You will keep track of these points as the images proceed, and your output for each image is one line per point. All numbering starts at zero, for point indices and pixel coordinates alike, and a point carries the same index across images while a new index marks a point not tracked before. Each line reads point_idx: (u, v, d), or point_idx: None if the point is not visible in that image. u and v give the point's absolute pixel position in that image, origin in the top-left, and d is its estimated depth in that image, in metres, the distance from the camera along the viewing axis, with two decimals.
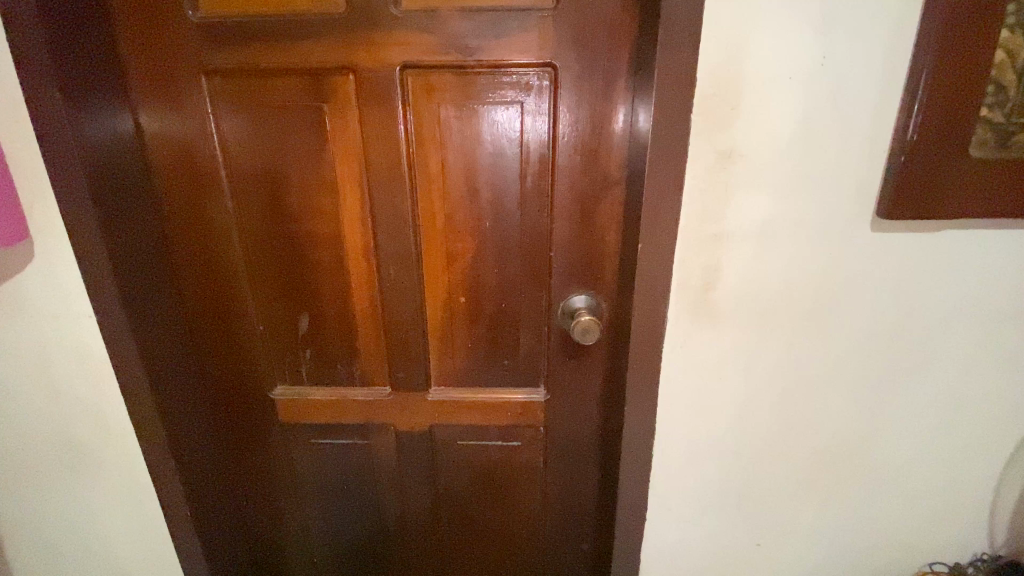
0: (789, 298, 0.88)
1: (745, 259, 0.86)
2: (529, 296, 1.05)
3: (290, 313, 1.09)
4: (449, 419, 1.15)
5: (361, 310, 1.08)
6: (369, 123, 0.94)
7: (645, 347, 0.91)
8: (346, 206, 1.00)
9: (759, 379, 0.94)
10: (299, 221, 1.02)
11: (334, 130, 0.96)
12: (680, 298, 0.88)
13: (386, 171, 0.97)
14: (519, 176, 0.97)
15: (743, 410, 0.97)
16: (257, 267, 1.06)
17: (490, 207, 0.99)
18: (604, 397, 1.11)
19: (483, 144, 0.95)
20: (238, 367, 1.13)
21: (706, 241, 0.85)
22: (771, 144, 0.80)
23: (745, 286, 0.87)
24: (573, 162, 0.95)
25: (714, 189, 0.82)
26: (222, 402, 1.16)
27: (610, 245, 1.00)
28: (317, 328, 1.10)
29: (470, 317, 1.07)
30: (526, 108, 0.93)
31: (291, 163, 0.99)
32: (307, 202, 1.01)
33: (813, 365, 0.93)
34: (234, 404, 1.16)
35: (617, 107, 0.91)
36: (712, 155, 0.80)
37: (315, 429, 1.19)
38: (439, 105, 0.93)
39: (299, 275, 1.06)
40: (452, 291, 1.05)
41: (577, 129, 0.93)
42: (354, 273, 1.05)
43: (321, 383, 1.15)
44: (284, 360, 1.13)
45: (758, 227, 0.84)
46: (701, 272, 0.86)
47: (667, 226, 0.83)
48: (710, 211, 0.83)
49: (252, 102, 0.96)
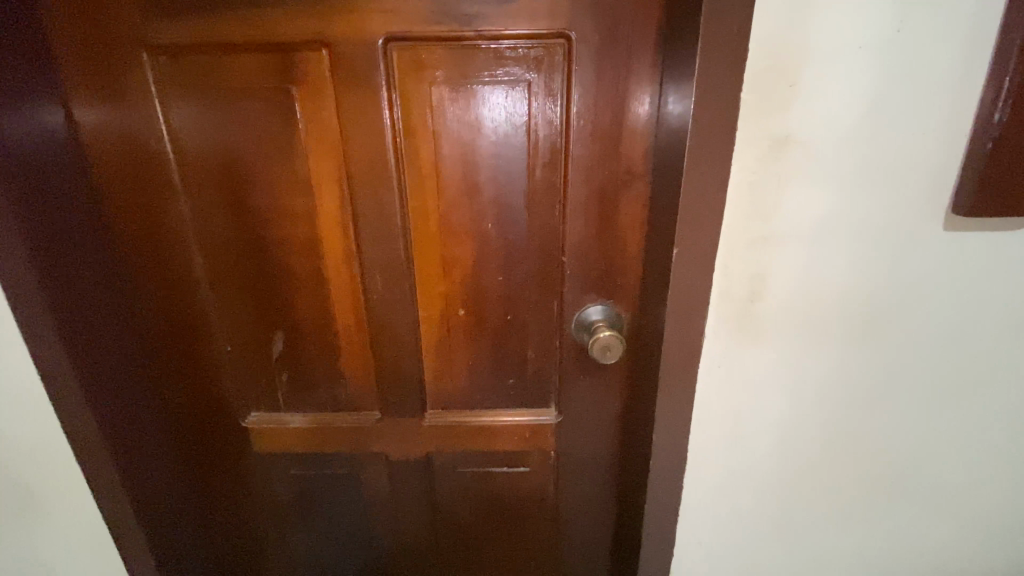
0: (845, 308, 0.76)
1: (798, 266, 0.73)
2: (538, 307, 0.91)
3: (263, 333, 0.95)
4: (449, 445, 1.02)
5: (346, 327, 0.94)
6: (349, 110, 0.79)
7: (677, 367, 0.78)
8: (324, 207, 0.86)
9: (806, 399, 0.82)
10: (269, 226, 0.88)
11: (307, 119, 0.81)
12: (719, 312, 0.75)
13: (369, 167, 0.82)
14: (526, 170, 0.83)
15: (785, 435, 0.85)
16: (226, 282, 0.92)
17: (492, 206, 0.85)
18: (624, 416, 0.98)
19: (484, 132, 0.81)
20: (207, 394, 0.99)
21: (753, 246, 0.71)
22: (833, 129, 0.66)
23: (796, 297, 0.75)
24: (590, 152, 0.81)
25: (765, 183, 0.68)
26: (189, 435, 1.01)
27: (632, 247, 0.86)
28: (294, 349, 0.96)
29: (471, 332, 0.94)
30: (534, 90, 0.79)
31: (257, 158, 0.84)
32: (278, 204, 0.86)
33: (868, 383, 0.81)
34: (204, 435, 1.02)
35: (642, 87, 0.77)
36: (764, 141, 0.66)
37: (296, 459, 1.05)
38: (430, 86, 0.79)
39: (272, 289, 0.92)
40: (450, 302, 0.92)
41: (594, 113, 0.79)
42: (336, 286, 0.91)
43: (302, 409, 1.01)
44: (260, 385, 1.00)
45: (813, 228, 0.71)
46: (745, 281, 0.73)
47: (708, 228, 0.70)
48: (760, 210, 0.69)
49: (209, 86, 0.81)
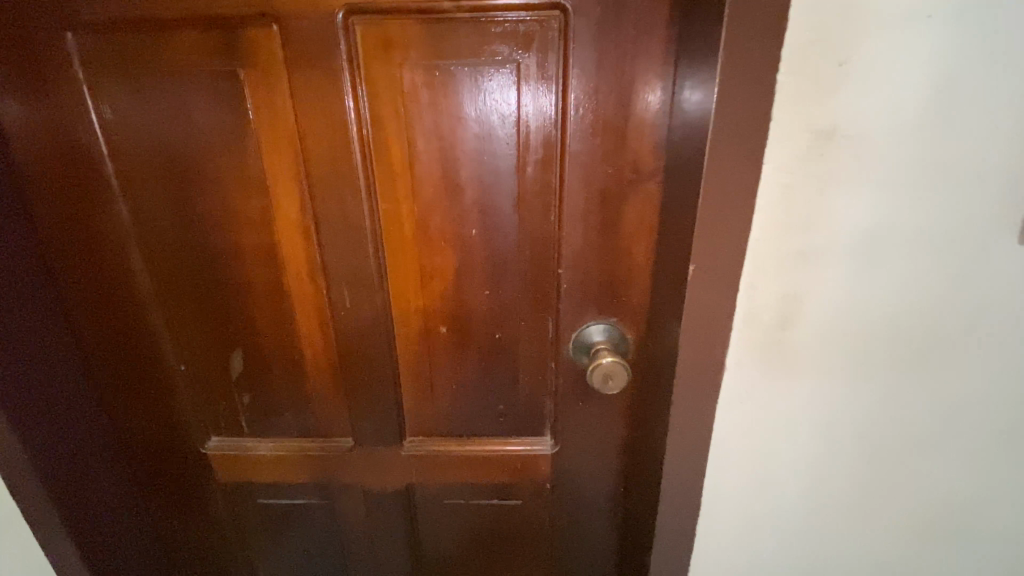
0: (893, 335, 0.64)
1: (839, 285, 0.60)
2: (530, 326, 0.80)
3: (221, 351, 0.84)
4: (431, 476, 0.91)
5: (313, 345, 0.83)
6: (306, 98, 0.68)
7: (690, 403, 0.66)
8: (282, 211, 0.74)
9: (841, 439, 0.70)
10: (221, 232, 0.76)
11: (259, 107, 0.69)
12: (743, 339, 0.63)
13: (331, 165, 0.71)
14: (515, 169, 0.71)
15: (817, 479, 0.73)
16: (176, 295, 0.81)
17: (475, 210, 0.73)
18: (627, 447, 0.87)
19: (465, 123, 0.69)
20: (161, 419, 0.88)
21: (786, 262, 0.58)
22: (889, 120, 0.54)
23: (835, 323, 0.62)
24: (590, 147, 0.68)
25: (803, 187, 0.55)
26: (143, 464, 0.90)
27: (639, 258, 0.74)
28: (256, 369, 0.86)
29: (454, 352, 0.83)
30: (524, 73, 0.66)
31: (204, 155, 0.72)
32: (231, 208, 0.75)
33: (917, 421, 0.69)
34: (160, 464, 0.91)
35: (652, 70, 0.65)
36: (804, 135, 0.54)
37: (262, 488, 0.95)
38: (401, 69, 0.66)
39: (228, 303, 0.81)
40: (429, 318, 0.80)
41: (594, 101, 0.66)
42: (299, 299, 0.80)
43: (266, 434, 0.91)
44: (219, 408, 0.89)
45: (860, 240, 0.58)
46: (776, 304, 0.61)
47: (733, 241, 0.57)
48: (796, 219, 0.57)
49: (144, 70, 0.69)
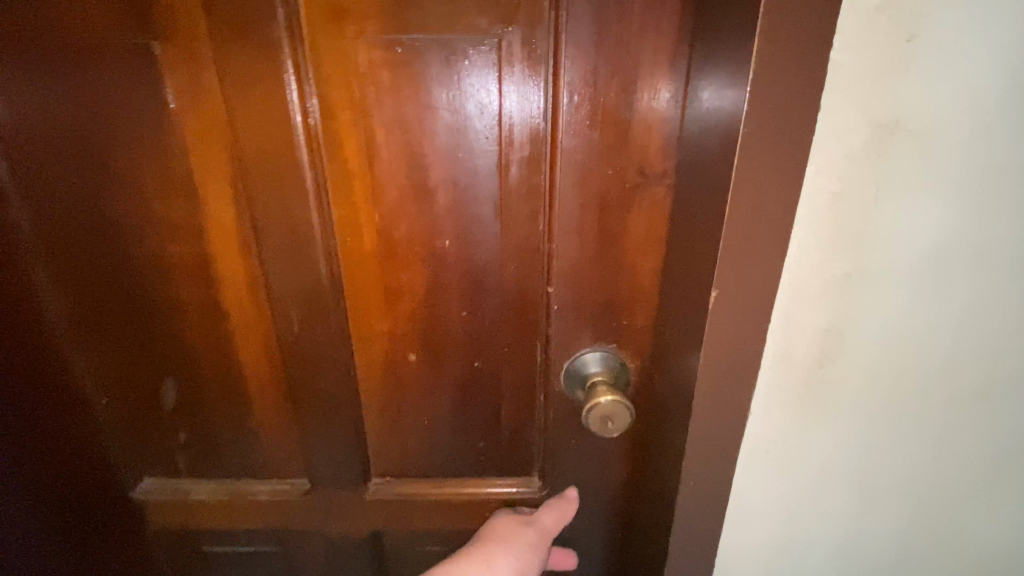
0: (951, 374, 0.53)
1: (890, 316, 0.49)
2: (514, 353, 0.68)
3: (150, 381, 0.72)
4: (400, 522, 0.79)
5: (260, 375, 0.71)
6: (237, 80, 0.55)
7: (706, 455, 0.55)
8: (216, 218, 0.62)
9: (883, 493, 0.59)
10: (144, 242, 0.64)
11: (182, 93, 0.57)
12: (772, 380, 0.51)
13: (271, 163, 0.58)
14: (496, 170, 0.59)
15: (852, 538, 0.62)
16: (95, 316, 0.68)
17: (449, 219, 0.61)
18: (626, 489, 0.76)
19: (435, 113, 0.57)
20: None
21: (830, 288, 0.47)
22: (968, 112, 0.42)
23: (883, 360, 0.51)
24: (587, 144, 0.56)
25: (856, 197, 0.44)
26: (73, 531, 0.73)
27: (644, 274, 0.62)
28: (192, 402, 0.73)
29: (426, 383, 0.71)
30: (508, 52, 0.54)
31: (119, 150, 0.60)
32: (154, 215, 0.62)
33: (971, 471, 0.58)
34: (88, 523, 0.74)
35: (663, 51, 0.53)
36: (860, 131, 0.42)
37: (206, 537, 0.82)
38: (355, 46, 0.54)
39: (157, 327, 0.69)
40: (395, 344, 0.68)
41: (594, 87, 0.54)
42: (240, 320, 0.68)
43: (208, 475, 0.78)
44: (150, 446, 0.76)
45: (920, 262, 0.47)
46: (813, 338, 0.49)
47: (767, 263, 0.46)
48: (844, 237, 0.45)
49: (37, 47, 0.55)
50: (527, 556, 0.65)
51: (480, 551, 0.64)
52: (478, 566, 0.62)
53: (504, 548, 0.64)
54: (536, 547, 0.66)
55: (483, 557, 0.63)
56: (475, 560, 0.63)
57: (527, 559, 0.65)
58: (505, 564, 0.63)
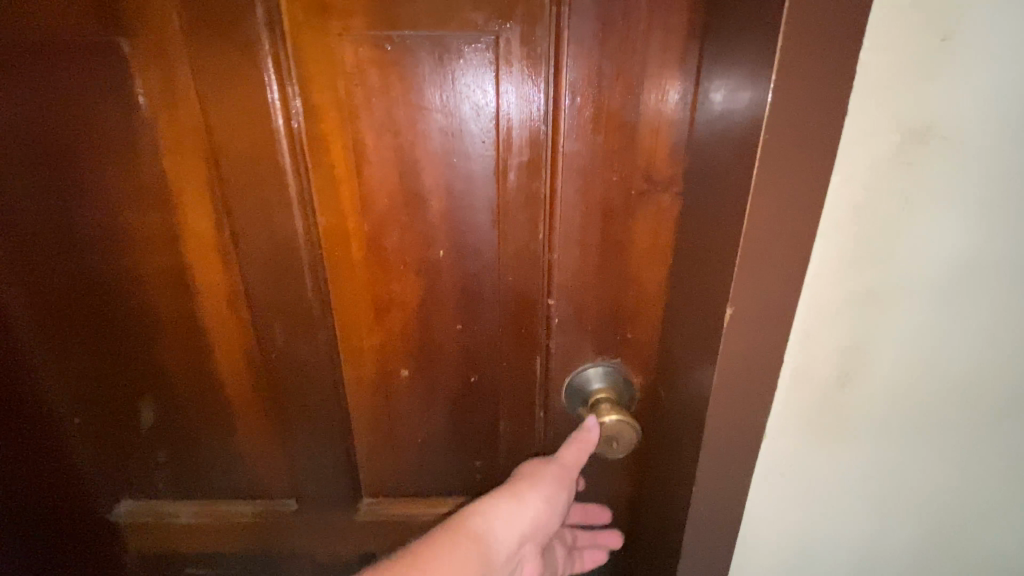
0: (977, 393, 0.50)
1: (914, 333, 0.46)
2: (512, 368, 0.64)
3: (126, 399, 0.68)
4: (393, 543, 0.75)
5: (242, 392, 0.67)
6: (214, 81, 0.51)
7: (719, 479, 0.52)
8: (193, 227, 0.58)
9: (901, 515, 0.56)
10: (116, 253, 0.60)
11: (154, 93, 0.53)
12: (789, 401, 0.48)
13: (252, 170, 0.54)
14: (493, 176, 0.55)
15: (867, 561, 0.59)
16: (64, 332, 0.64)
17: (443, 227, 0.58)
18: (630, 507, 0.72)
19: (428, 115, 0.53)
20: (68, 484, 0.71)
21: (852, 304, 0.44)
22: (1005, 117, 0.39)
23: (905, 379, 0.48)
24: (591, 148, 0.53)
25: (883, 207, 0.41)
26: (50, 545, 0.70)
27: (650, 285, 0.59)
28: (171, 420, 0.69)
29: (419, 399, 0.67)
30: (505, 49, 0.50)
31: (87, 155, 0.55)
32: (127, 224, 0.58)
33: (994, 493, 0.55)
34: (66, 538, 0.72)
35: (672, 49, 0.49)
36: (887, 138, 0.39)
37: (188, 561, 0.78)
38: (340, 43, 0.50)
39: (132, 342, 0.64)
40: (386, 358, 0.64)
41: (598, 87, 0.51)
42: (221, 335, 0.64)
43: (189, 496, 0.74)
44: (128, 466, 0.72)
45: (948, 277, 0.44)
46: (833, 357, 0.46)
47: (786, 279, 0.42)
48: (869, 250, 0.42)
49: None
50: (557, 492, 0.55)
51: (505, 484, 0.54)
52: (503, 499, 0.52)
53: (531, 483, 0.54)
54: (566, 485, 0.56)
55: (508, 492, 0.53)
56: (498, 495, 0.52)
57: (556, 495, 0.54)
58: (532, 500, 0.53)
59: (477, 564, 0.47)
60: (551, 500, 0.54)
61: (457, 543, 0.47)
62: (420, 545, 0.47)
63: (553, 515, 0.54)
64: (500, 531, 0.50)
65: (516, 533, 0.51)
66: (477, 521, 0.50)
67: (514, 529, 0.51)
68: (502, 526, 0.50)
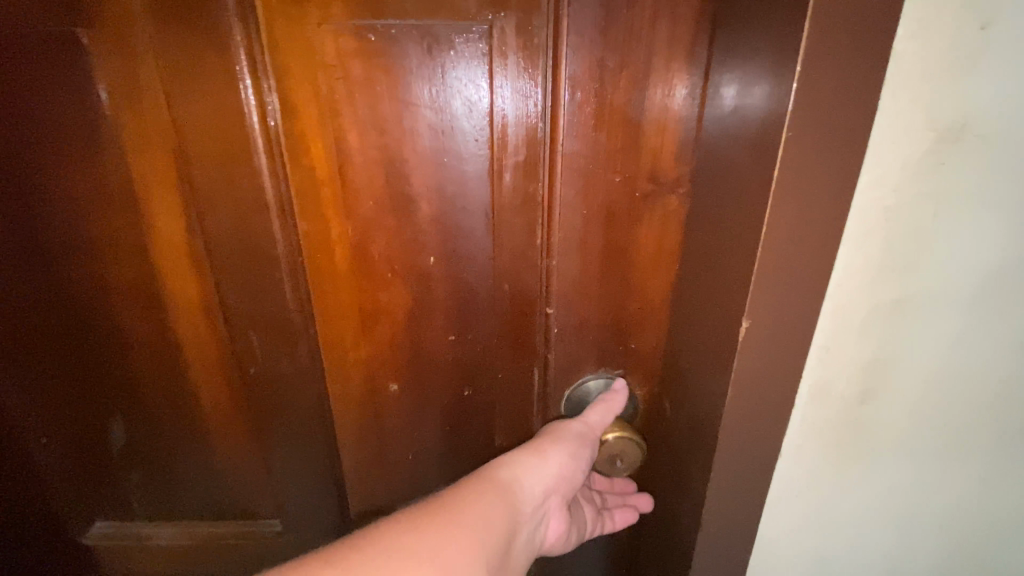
0: (1004, 405, 0.47)
1: (941, 344, 0.43)
2: (508, 380, 0.61)
3: (96, 417, 0.63)
4: None
5: (221, 408, 0.63)
6: (182, 76, 0.47)
7: (730, 501, 0.48)
8: (164, 233, 0.54)
9: (920, 533, 0.53)
10: (80, 262, 0.55)
11: (117, 89, 0.48)
12: (807, 418, 0.45)
13: (226, 173, 0.50)
14: (487, 177, 0.51)
15: None
16: (24, 347, 0.59)
17: (433, 232, 0.54)
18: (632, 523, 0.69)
19: (417, 111, 0.49)
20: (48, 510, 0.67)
21: (878, 315, 0.41)
22: None
23: (930, 392, 0.45)
24: (592, 147, 0.49)
25: (912, 212, 0.38)
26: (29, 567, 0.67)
27: (654, 293, 0.55)
28: (145, 438, 0.65)
29: (410, 413, 0.63)
30: (500, 39, 0.46)
31: (45, 157, 0.51)
32: (92, 231, 0.54)
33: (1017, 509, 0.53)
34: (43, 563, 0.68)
35: (679, 39, 0.46)
36: (919, 137, 0.36)
37: None
38: (320, 34, 0.46)
39: (100, 357, 0.60)
40: (374, 371, 0.61)
41: (601, 80, 0.47)
42: (196, 348, 0.59)
43: (167, 517, 0.70)
44: (100, 488, 0.68)
45: (979, 285, 0.41)
46: (854, 371, 0.43)
47: (805, 291, 0.39)
48: (896, 257, 0.39)
49: None
50: (580, 451, 0.53)
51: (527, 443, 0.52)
52: (526, 453, 0.50)
53: (553, 439, 0.52)
54: (588, 443, 0.54)
55: (529, 446, 0.51)
56: (519, 450, 0.51)
57: (579, 452, 0.52)
58: (555, 455, 0.51)
59: (506, 509, 0.45)
60: (577, 465, 0.52)
61: (485, 487, 0.46)
62: (447, 489, 0.45)
63: (579, 476, 0.52)
64: (525, 481, 0.48)
65: (541, 486, 0.49)
66: (501, 471, 0.48)
67: (539, 480, 0.49)
68: (527, 478, 0.48)
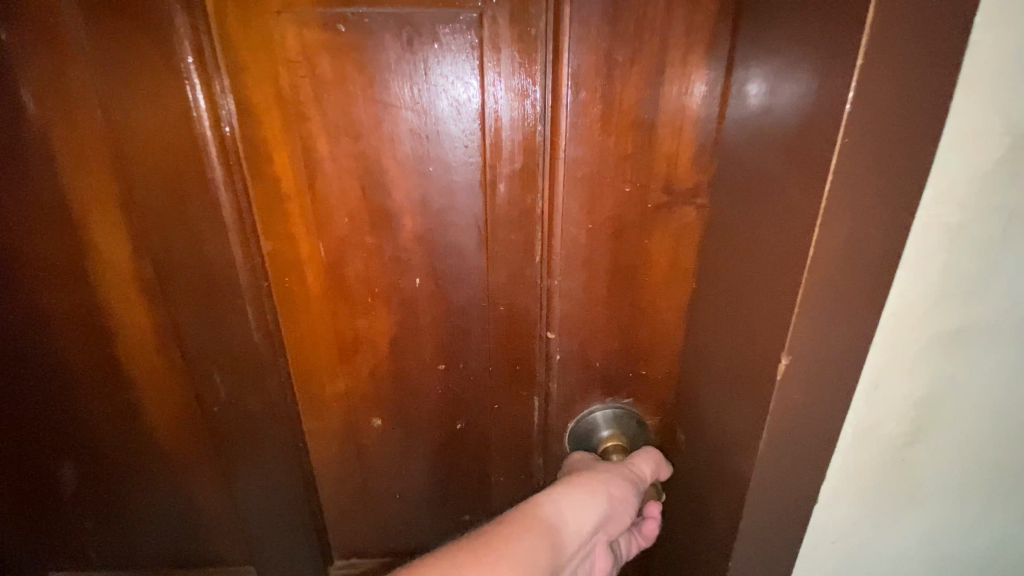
0: None
1: (1003, 379, 0.38)
2: (505, 411, 0.55)
3: (40, 461, 0.56)
4: None
5: (185, 449, 0.56)
6: (118, 76, 0.40)
7: (758, 552, 0.43)
8: (108, 255, 0.47)
9: None
10: (13, 290, 0.48)
11: (43, 90, 0.41)
12: (848, 461, 0.40)
13: (176, 187, 0.43)
14: (479, 187, 0.45)
15: None
16: None
17: (418, 250, 0.47)
18: None
19: (397, 113, 0.42)
20: None
21: (933, 347, 0.36)
22: None
23: (987, 431, 0.40)
24: (598, 153, 0.43)
25: (978, 230, 0.32)
26: None
27: (666, 315, 0.49)
28: (98, 483, 0.58)
29: (395, 449, 0.57)
30: (493, 30, 0.40)
31: None
32: (25, 254, 0.47)
33: None
34: None
35: (698, 30, 0.40)
36: (991, 143, 0.30)
37: None
38: (282, 25, 0.39)
39: (41, 395, 0.53)
40: (355, 404, 0.54)
41: (608, 77, 0.41)
42: (153, 384, 0.52)
43: (128, 566, 0.63)
44: (51, 537, 0.61)
45: None
46: (904, 409, 0.38)
47: (854, 323, 0.34)
48: (958, 282, 0.34)
49: None
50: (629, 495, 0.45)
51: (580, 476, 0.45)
52: (572, 487, 0.43)
53: (607, 478, 0.45)
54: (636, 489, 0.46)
55: (577, 478, 0.44)
56: (569, 484, 0.44)
57: (629, 490, 0.45)
58: (604, 490, 0.44)
59: (545, 558, 0.39)
60: (628, 506, 0.45)
61: (529, 532, 0.40)
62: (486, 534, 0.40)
63: (629, 517, 0.45)
64: (571, 523, 0.42)
65: (589, 527, 0.42)
66: (543, 507, 0.42)
67: (584, 523, 0.42)
68: (575, 520, 0.42)
